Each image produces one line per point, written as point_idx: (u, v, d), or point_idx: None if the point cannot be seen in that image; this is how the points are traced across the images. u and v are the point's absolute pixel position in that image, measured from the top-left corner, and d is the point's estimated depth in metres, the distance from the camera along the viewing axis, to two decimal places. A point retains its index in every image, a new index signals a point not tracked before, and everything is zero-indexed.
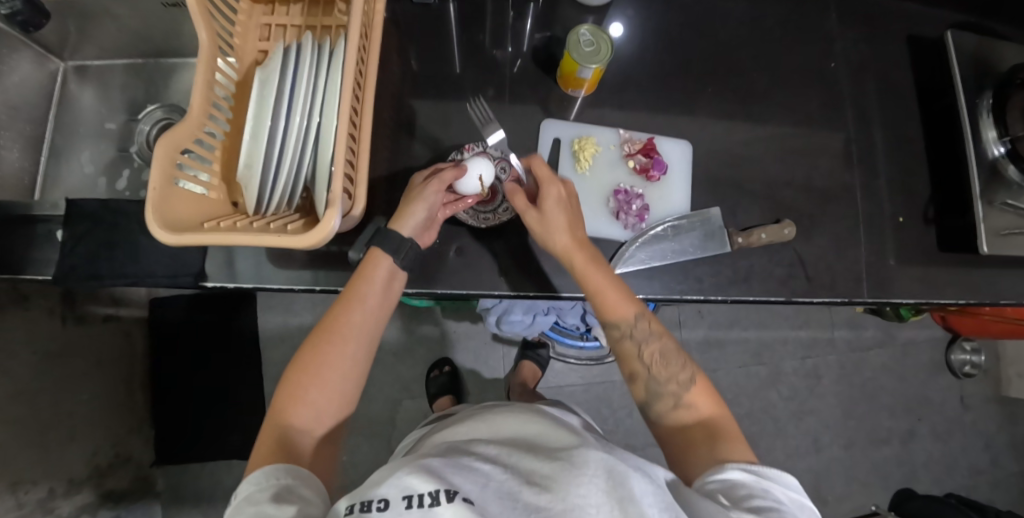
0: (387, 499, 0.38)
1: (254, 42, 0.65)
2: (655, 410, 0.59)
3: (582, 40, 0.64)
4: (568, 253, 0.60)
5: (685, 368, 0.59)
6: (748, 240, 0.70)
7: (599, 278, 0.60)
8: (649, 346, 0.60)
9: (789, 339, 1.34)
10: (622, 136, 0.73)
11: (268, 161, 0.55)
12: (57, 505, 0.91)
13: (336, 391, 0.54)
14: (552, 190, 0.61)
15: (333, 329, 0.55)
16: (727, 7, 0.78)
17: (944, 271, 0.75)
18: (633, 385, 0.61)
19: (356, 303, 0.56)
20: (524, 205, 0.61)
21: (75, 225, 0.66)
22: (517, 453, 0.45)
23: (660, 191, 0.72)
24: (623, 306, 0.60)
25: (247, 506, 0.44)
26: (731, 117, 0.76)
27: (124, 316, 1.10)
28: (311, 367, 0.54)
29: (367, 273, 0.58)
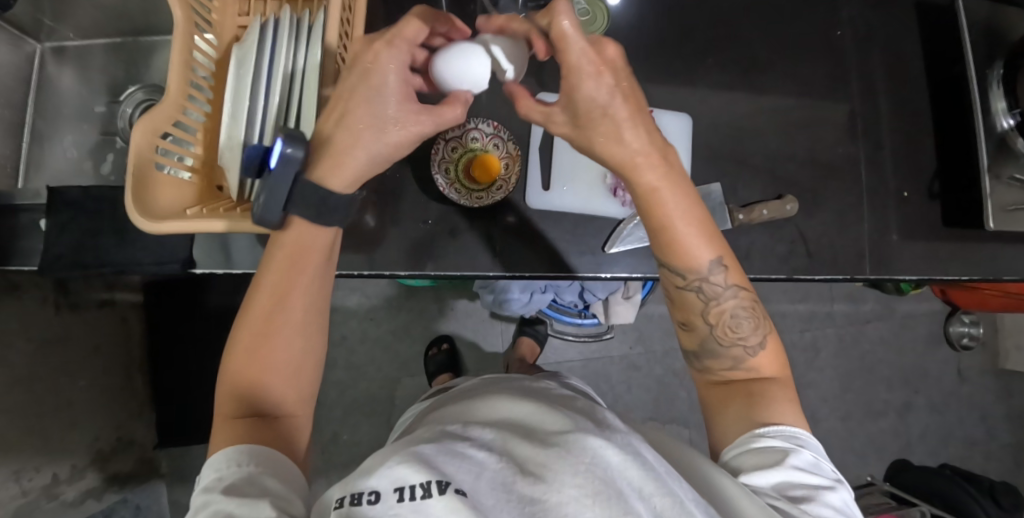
0: (378, 492, 0.36)
1: (233, 16, 0.62)
2: (707, 367, 0.58)
3: None
4: (638, 174, 0.51)
5: (757, 330, 0.57)
6: (749, 217, 0.68)
7: (673, 216, 0.54)
8: (721, 304, 0.56)
9: (788, 312, 1.33)
10: None
11: (248, 145, 0.53)
12: (59, 492, 0.92)
13: (290, 372, 0.51)
14: (592, 83, 0.46)
15: (269, 312, 0.50)
16: None
17: (947, 247, 0.74)
18: (682, 333, 0.60)
19: (287, 279, 0.51)
20: (541, 112, 0.51)
21: (57, 213, 0.64)
22: (513, 441, 0.44)
23: None
24: (699, 255, 0.55)
25: (204, 493, 0.42)
26: (732, 89, 0.73)
27: (120, 300, 1.09)
28: (254, 350, 0.50)
29: (293, 245, 0.51)
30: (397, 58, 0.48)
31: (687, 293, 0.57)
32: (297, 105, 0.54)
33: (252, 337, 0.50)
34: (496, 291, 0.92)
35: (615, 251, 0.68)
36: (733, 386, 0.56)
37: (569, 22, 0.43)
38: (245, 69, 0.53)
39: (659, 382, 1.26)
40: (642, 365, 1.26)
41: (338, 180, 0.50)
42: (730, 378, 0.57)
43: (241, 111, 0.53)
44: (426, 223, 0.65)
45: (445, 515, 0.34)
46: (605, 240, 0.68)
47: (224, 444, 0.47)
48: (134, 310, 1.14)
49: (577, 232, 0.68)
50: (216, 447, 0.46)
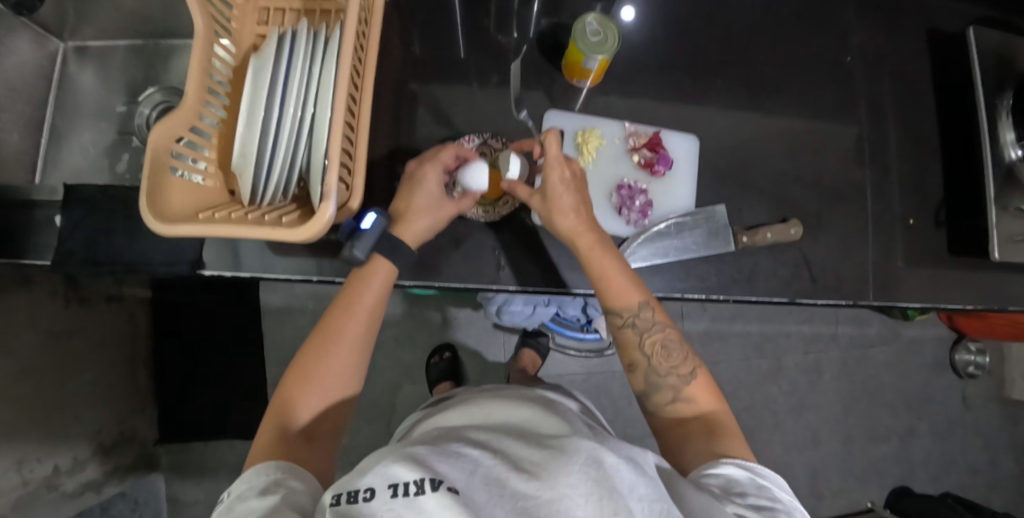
0: (373, 489, 0.37)
1: (253, 25, 0.63)
2: (654, 402, 0.59)
3: (588, 29, 0.62)
4: (574, 236, 0.59)
5: (688, 361, 0.59)
6: (753, 239, 0.67)
7: (607, 269, 0.58)
8: (651, 335, 0.59)
9: (792, 333, 1.32)
10: (627, 129, 0.70)
11: (262, 149, 0.54)
12: (58, 482, 0.94)
13: (334, 389, 0.57)
14: (558, 174, 0.57)
15: (328, 331, 0.58)
16: None
17: (952, 274, 0.73)
18: (632, 375, 0.61)
19: (353, 304, 0.58)
20: (525, 194, 0.60)
21: (73, 210, 0.66)
22: (509, 441, 0.45)
23: (664, 187, 0.69)
24: (631, 294, 0.59)
25: (238, 503, 0.46)
26: (742, 110, 0.73)
27: (127, 296, 1.10)
28: (307, 366, 0.56)
29: (364, 274, 0.59)
30: (438, 169, 0.61)
31: (626, 331, 0.59)
32: (310, 114, 0.54)
33: (308, 353, 0.57)
34: (499, 302, 0.92)
35: None
36: (689, 422, 0.58)
37: (552, 139, 0.56)
38: (262, 77, 0.54)
39: None
40: None
41: (410, 240, 0.60)
42: (676, 414, 0.58)
43: (256, 116, 0.54)
44: (430, 234, 0.66)
45: (438, 511, 0.34)
46: None
47: (259, 456, 0.51)
48: (142, 307, 1.15)
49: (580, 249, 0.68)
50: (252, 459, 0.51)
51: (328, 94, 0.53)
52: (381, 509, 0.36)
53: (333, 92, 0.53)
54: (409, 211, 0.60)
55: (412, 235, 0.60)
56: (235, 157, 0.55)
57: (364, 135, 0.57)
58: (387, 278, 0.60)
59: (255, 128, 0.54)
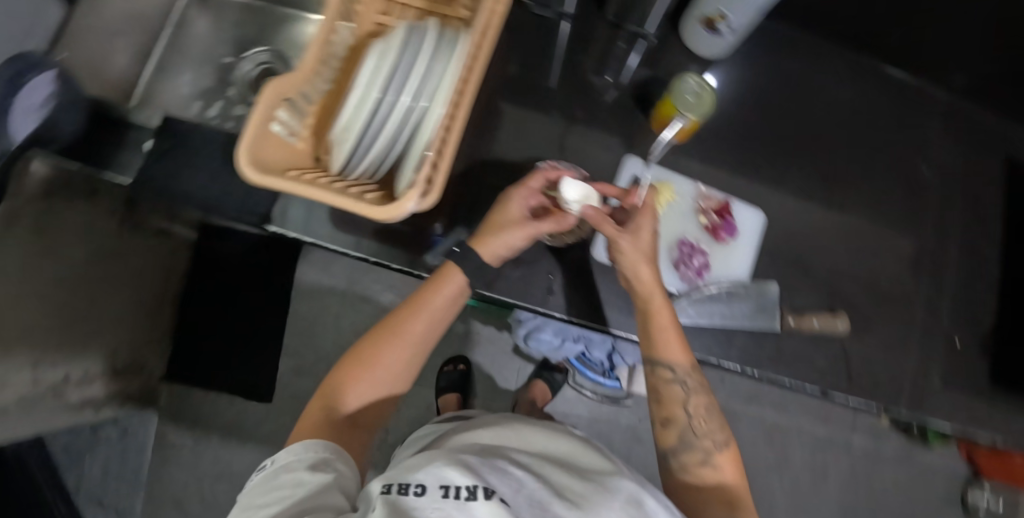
0: (424, 486, 0.38)
1: (375, 14, 0.68)
2: (681, 461, 0.60)
3: (686, 88, 0.64)
4: (649, 290, 0.59)
5: (723, 430, 0.61)
6: (799, 323, 0.68)
7: (671, 326, 0.59)
8: (697, 398, 0.61)
9: (804, 429, 1.30)
10: (700, 190, 0.71)
11: (366, 133, 0.55)
12: (64, 390, 0.96)
13: (384, 383, 0.61)
14: (647, 223, 0.60)
15: (396, 327, 0.61)
16: (830, 90, 0.78)
17: (990, 407, 0.72)
18: (663, 430, 0.61)
19: (426, 308, 0.61)
20: (615, 232, 0.58)
21: (163, 141, 0.70)
22: (550, 468, 0.45)
23: (725, 253, 0.69)
24: (684, 356, 0.60)
25: (286, 472, 0.50)
26: (811, 198, 0.74)
27: (176, 232, 1.13)
28: (365, 356, 0.60)
29: (438, 279, 0.61)
30: (521, 194, 0.61)
31: (673, 387, 0.60)
32: (419, 108, 0.55)
33: (373, 342, 0.61)
34: (529, 328, 0.93)
35: None
36: (707, 490, 0.59)
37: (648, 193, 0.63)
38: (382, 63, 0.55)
39: (654, 461, 1.18)
40: (644, 438, 1.19)
41: (487, 255, 0.60)
42: (699, 477, 0.59)
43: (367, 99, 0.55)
44: None
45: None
46: None
47: (308, 432, 0.56)
48: (186, 248, 1.18)
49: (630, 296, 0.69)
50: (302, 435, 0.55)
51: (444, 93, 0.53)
52: (431, 507, 0.36)
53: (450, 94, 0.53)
54: (486, 229, 0.60)
55: (488, 252, 0.60)
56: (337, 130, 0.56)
57: (459, 130, 0.57)
58: (460, 289, 0.61)
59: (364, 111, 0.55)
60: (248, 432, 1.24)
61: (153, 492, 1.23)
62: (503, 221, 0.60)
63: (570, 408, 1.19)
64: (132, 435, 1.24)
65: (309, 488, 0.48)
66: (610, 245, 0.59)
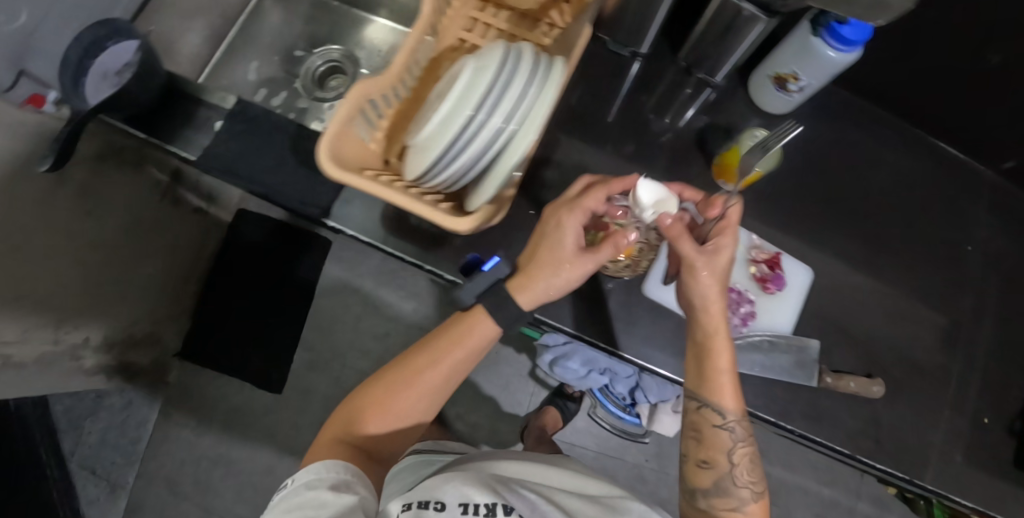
0: (447, 503, 0.49)
1: (458, 30, 0.70)
2: (713, 503, 0.60)
3: (756, 140, 0.66)
4: (716, 322, 0.58)
5: (759, 481, 0.61)
6: (836, 382, 0.67)
7: (725, 365, 0.59)
8: (740, 446, 0.61)
9: (808, 490, 1.28)
10: (753, 240, 0.71)
11: (452, 150, 0.54)
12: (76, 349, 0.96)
13: (403, 417, 0.62)
14: (727, 241, 0.57)
15: (417, 366, 0.61)
16: (881, 157, 0.79)
17: (1015, 491, 0.72)
18: (698, 471, 0.62)
19: (445, 350, 0.61)
20: (693, 251, 0.56)
21: (233, 124, 0.72)
22: (556, 495, 0.55)
23: (772, 305, 0.69)
24: (732, 398, 0.60)
25: (306, 490, 0.50)
26: (852, 260, 0.76)
27: (211, 213, 1.17)
28: (386, 391, 0.61)
29: (465, 323, 0.61)
30: (575, 220, 0.57)
31: (720, 432, 0.61)
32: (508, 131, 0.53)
33: (392, 377, 0.62)
34: (557, 353, 0.93)
35: None
36: None
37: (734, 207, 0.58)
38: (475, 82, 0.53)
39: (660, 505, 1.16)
40: (648, 480, 1.17)
41: (525, 297, 0.58)
42: None
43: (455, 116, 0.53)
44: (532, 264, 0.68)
45: None
46: None
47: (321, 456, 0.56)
48: (218, 228, 1.21)
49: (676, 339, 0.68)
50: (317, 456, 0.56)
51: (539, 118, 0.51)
52: None
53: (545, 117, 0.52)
54: (536, 265, 0.57)
55: (529, 296, 0.58)
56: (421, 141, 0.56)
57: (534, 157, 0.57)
58: (489, 336, 0.61)
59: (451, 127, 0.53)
60: (249, 420, 1.23)
61: (147, 467, 1.22)
62: (551, 257, 0.57)
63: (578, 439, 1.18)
64: (135, 407, 1.23)
65: (334, 508, 0.48)
66: (682, 260, 0.57)
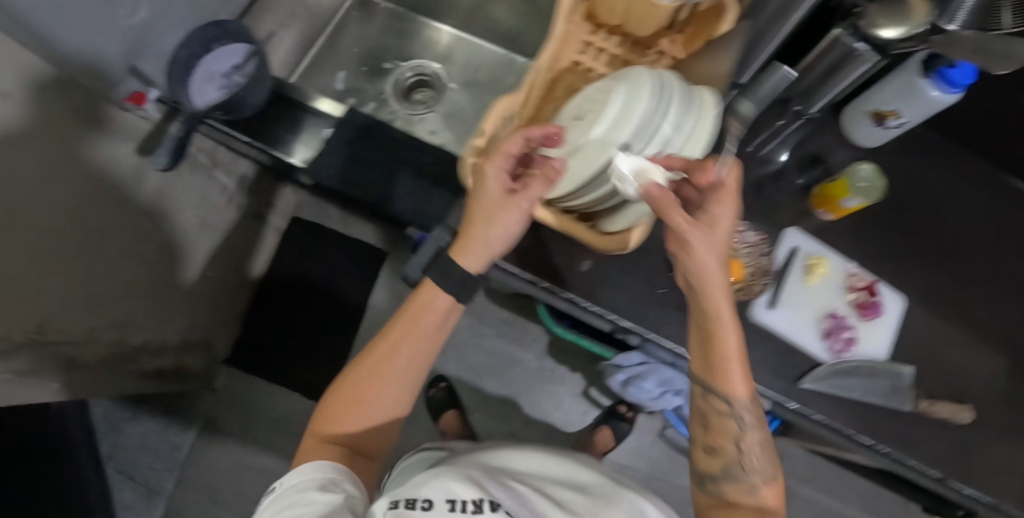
0: (431, 500, 0.46)
1: (572, 52, 0.71)
2: (721, 489, 0.57)
3: (860, 174, 0.70)
4: (710, 295, 0.54)
5: (770, 464, 0.57)
6: (931, 407, 0.68)
7: (729, 348, 0.55)
8: (749, 433, 0.57)
9: None
10: (851, 268, 0.73)
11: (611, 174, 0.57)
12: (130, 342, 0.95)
13: (380, 409, 0.61)
14: (725, 212, 0.54)
15: (380, 358, 0.61)
16: (967, 180, 0.79)
17: None
18: (707, 457, 0.58)
19: (402, 337, 0.61)
20: (683, 221, 0.51)
21: None
22: (547, 485, 0.51)
23: (870, 331, 0.71)
24: (739, 383, 0.56)
25: (293, 493, 0.51)
26: (940, 284, 0.75)
27: (267, 218, 1.20)
28: (356, 389, 0.60)
29: (417, 306, 0.61)
30: (500, 165, 0.56)
31: (727, 421, 0.57)
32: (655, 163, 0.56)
33: (358, 372, 0.61)
34: (630, 374, 0.96)
35: (805, 387, 0.68)
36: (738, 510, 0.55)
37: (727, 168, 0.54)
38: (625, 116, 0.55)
39: None
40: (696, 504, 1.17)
41: (470, 259, 0.58)
42: (733, 499, 0.56)
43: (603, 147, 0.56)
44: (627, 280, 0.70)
45: None
46: (799, 373, 0.69)
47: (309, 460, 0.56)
48: (274, 234, 1.23)
49: (779, 359, 0.69)
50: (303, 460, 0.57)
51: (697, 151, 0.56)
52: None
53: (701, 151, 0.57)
54: (475, 219, 0.58)
55: (477, 250, 0.58)
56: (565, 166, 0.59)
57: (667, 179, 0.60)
58: (444, 310, 0.61)
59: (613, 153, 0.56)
60: (292, 428, 1.21)
61: (187, 474, 1.20)
62: (490, 208, 0.57)
63: (630, 459, 1.17)
64: (179, 412, 1.22)
65: (322, 508, 0.48)
66: (676, 235, 0.52)
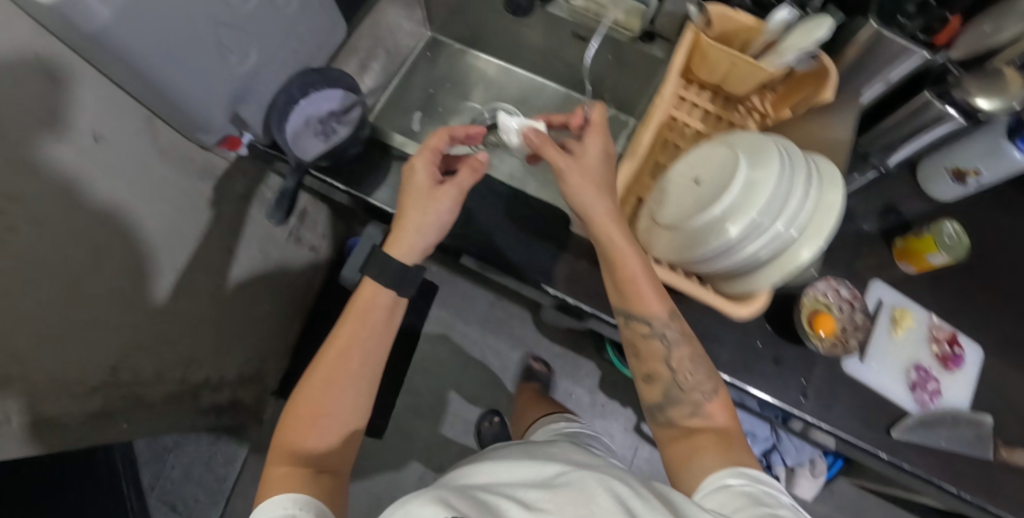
0: None
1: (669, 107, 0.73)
2: (670, 415, 0.60)
3: (945, 232, 0.72)
4: (600, 221, 0.58)
5: (711, 379, 0.60)
6: (1014, 456, 0.69)
7: (634, 268, 0.58)
8: (677, 351, 0.60)
9: None
10: (933, 320, 0.76)
11: (736, 244, 0.58)
12: (190, 376, 0.93)
13: (340, 417, 0.57)
14: (595, 138, 0.62)
15: (328, 365, 0.58)
16: None
17: None
18: (647, 388, 0.62)
19: (353, 339, 0.59)
20: (556, 154, 0.60)
21: None
22: (519, 485, 0.42)
23: (953, 382, 0.74)
24: (652, 301, 0.59)
25: None
26: (1013, 332, 0.77)
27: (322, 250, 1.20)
28: (310, 403, 0.57)
29: (359, 308, 0.61)
30: (426, 159, 0.64)
31: (653, 341, 0.61)
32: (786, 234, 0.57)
33: (309, 384, 0.58)
34: None
35: (897, 437, 0.70)
36: (700, 435, 0.56)
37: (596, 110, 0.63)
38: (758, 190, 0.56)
39: None
40: None
41: (398, 249, 0.62)
42: (690, 428, 0.58)
43: (735, 218, 0.57)
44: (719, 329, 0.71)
45: None
46: (887, 423, 0.71)
47: (273, 492, 0.51)
48: (327, 266, 1.24)
49: (866, 407, 0.71)
50: (265, 497, 0.51)
51: (830, 229, 0.56)
52: None
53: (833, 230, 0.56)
54: (406, 206, 0.63)
55: (403, 240, 0.61)
56: (691, 232, 0.60)
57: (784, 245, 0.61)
58: (389, 301, 0.61)
59: (741, 223, 0.57)
60: None
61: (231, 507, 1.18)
62: (416, 192, 0.63)
63: None
64: (225, 443, 1.21)
65: None
66: (554, 170, 0.61)
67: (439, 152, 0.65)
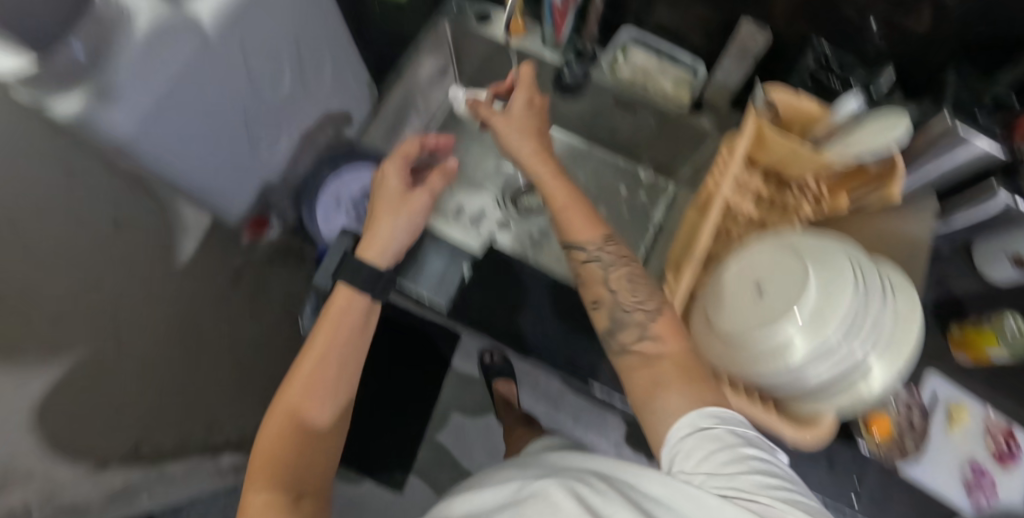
0: None
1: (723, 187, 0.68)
2: (621, 342, 0.56)
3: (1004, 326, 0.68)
4: (530, 161, 0.64)
5: (654, 298, 0.57)
6: None
7: (567, 199, 0.61)
8: (615, 270, 0.59)
9: None
10: (990, 413, 0.72)
11: (808, 366, 0.55)
12: (211, 438, 0.91)
13: (321, 426, 0.58)
14: (522, 94, 0.69)
15: (304, 375, 0.58)
16: None
17: None
18: (596, 315, 0.60)
19: (326, 348, 0.60)
20: (488, 112, 0.68)
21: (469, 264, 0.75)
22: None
23: (1009, 480, 0.71)
24: (587, 228, 0.60)
25: None
26: None
27: None
28: (289, 416, 0.57)
29: (332, 317, 0.61)
30: (396, 165, 0.68)
31: (591, 265, 0.59)
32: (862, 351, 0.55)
33: (287, 396, 0.58)
34: None
35: None
36: (654, 362, 0.52)
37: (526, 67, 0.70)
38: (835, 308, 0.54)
39: None
40: None
41: (372, 254, 0.64)
42: (641, 353, 0.54)
43: (811, 338, 0.54)
44: None
45: None
46: None
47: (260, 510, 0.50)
48: None
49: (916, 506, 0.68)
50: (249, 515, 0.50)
51: (908, 356, 0.55)
52: None
53: (911, 352, 0.56)
54: (377, 212, 0.66)
55: (376, 245, 0.64)
56: (760, 352, 0.57)
57: None
58: (362, 300, 0.63)
59: (815, 348, 0.54)
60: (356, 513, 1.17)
61: None
62: (387, 194, 0.67)
63: None
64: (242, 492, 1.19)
65: None
66: (491, 129, 0.69)
67: (408, 154, 0.69)
